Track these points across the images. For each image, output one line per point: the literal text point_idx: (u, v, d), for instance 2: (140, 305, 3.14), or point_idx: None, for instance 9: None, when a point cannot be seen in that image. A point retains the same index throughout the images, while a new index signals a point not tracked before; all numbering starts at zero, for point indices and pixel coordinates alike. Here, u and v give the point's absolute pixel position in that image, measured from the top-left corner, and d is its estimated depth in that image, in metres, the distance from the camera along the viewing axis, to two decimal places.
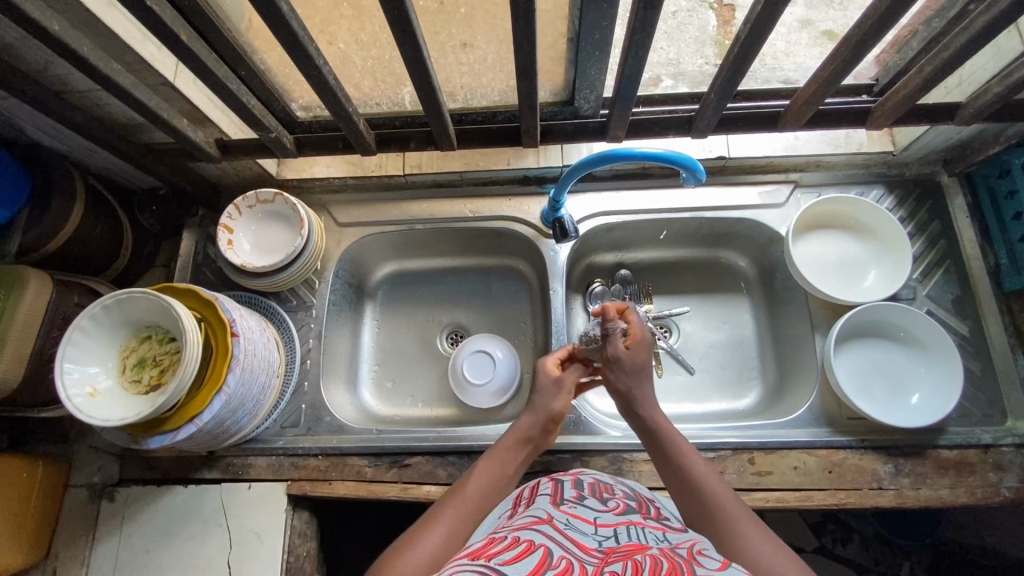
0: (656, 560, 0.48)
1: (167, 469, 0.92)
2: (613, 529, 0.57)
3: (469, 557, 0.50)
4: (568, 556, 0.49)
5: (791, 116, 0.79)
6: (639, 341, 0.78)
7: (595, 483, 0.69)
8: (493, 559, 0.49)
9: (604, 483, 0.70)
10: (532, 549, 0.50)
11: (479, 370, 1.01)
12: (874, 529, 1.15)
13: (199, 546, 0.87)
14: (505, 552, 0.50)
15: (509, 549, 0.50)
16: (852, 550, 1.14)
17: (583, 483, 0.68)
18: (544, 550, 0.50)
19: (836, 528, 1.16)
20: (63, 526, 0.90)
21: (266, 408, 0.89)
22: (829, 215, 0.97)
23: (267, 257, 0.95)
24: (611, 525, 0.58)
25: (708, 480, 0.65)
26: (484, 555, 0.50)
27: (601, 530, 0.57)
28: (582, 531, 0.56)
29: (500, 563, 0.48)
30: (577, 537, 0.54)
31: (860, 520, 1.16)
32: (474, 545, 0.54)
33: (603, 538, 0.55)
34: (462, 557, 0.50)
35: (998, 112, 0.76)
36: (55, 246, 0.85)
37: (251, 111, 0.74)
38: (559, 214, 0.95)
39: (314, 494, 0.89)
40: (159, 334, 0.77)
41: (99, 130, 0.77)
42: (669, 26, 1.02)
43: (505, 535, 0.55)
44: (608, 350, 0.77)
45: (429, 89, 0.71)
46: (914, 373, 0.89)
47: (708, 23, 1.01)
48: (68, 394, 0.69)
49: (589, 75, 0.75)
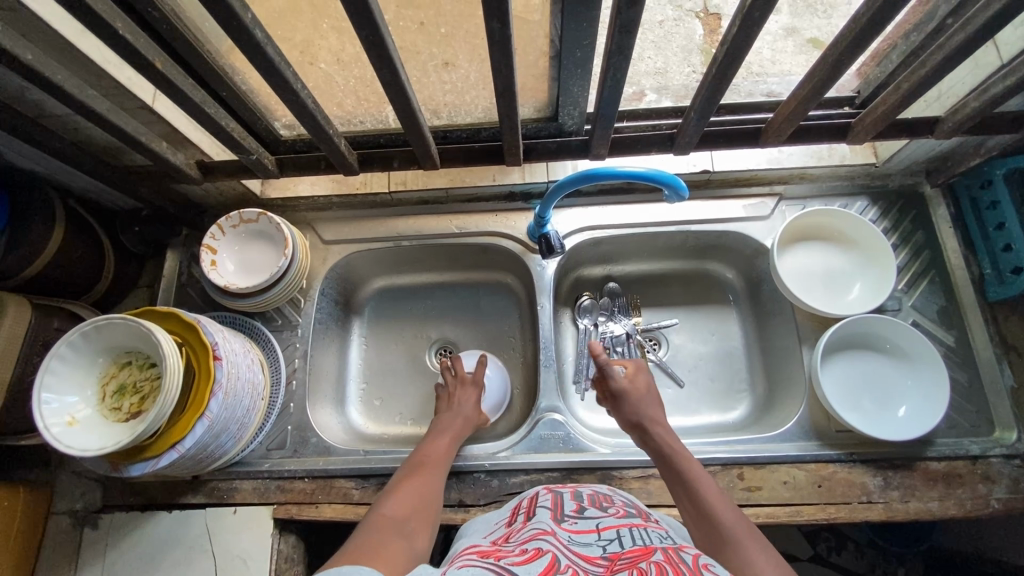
0: (662, 567, 0.48)
1: (153, 494, 0.91)
2: (616, 531, 0.57)
3: (478, 556, 0.52)
4: (575, 564, 0.49)
5: (772, 133, 0.79)
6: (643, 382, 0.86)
7: (595, 493, 0.69)
8: (503, 559, 0.50)
9: (603, 493, 0.69)
10: (541, 553, 0.50)
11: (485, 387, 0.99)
12: (868, 535, 1.16)
13: (184, 573, 0.86)
14: (516, 555, 0.50)
15: (520, 552, 0.51)
16: (847, 558, 1.15)
17: (582, 494, 0.67)
18: (552, 556, 0.50)
19: (830, 535, 1.18)
20: (45, 556, 0.89)
21: (251, 431, 0.88)
22: (814, 226, 0.97)
23: (251, 277, 0.94)
24: (614, 528, 0.58)
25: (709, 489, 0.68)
26: (495, 556, 0.51)
27: (603, 535, 0.57)
28: (586, 541, 0.55)
29: (510, 563, 0.49)
30: (582, 547, 0.53)
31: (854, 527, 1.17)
32: (483, 548, 0.55)
33: (607, 543, 0.54)
34: (473, 556, 0.52)
35: (978, 126, 0.76)
36: (34, 272, 0.84)
37: (231, 134, 0.73)
38: (546, 229, 0.94)
39: (300, 518, 0.88)
40: (140, 359, 0.75)
41: (76, 154, 0.76)
42: (656, 35, 1.03)
43: (512, 545, 0.54)
44: (615, 386, 0.85)
45: (410, 111, 0.71)
46: (902, 384, 0.89)
47: (694, 32, 1.02)
48: (47, 424, 0.68)
49: (571, 92, 0.76)
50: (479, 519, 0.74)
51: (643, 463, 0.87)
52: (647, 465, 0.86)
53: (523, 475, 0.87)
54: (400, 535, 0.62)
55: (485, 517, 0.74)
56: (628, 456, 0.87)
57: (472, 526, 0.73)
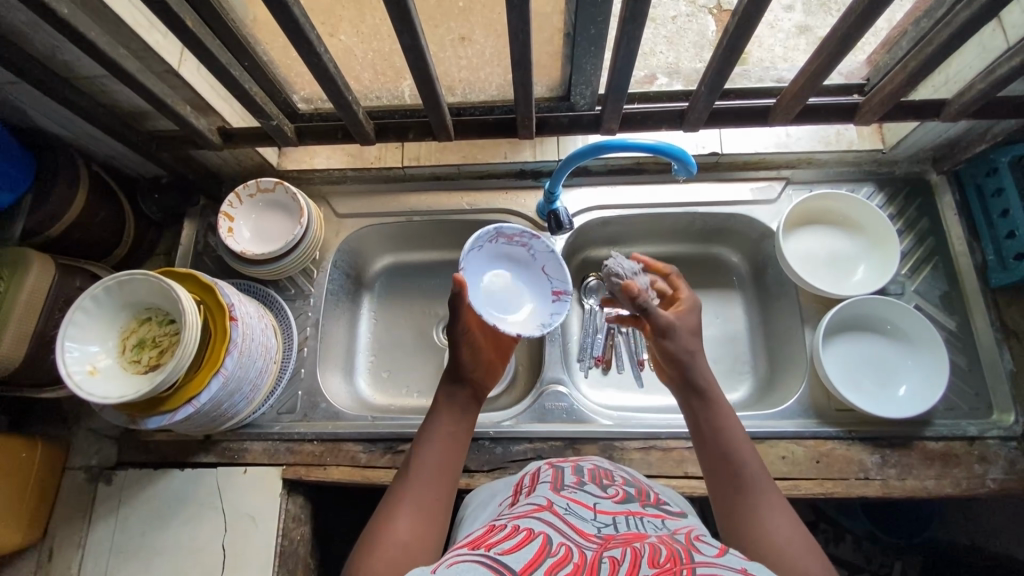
0: (656, 548, 0.48)
1: (165, 453, 0.93)
2: (612, 517, 0.56)
3: (469, 548, 0.49)
4: (567, 543, 0.49)
5: (781, 111, 0.81)
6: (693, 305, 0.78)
7: (595, 470, 0.69)
8: (493, 547, 0.48)
9: (604, 469, 0.70)
10: (532, 537, 0.49)
11: (508, 257, 0.89)
12: (866, 527, 1.18)
13: (195, 529, 0.88)
14: (505, 542, 0.49)
15: (508, 538, 0.50)
16: (843, 549, 1.18)
17: (583, 470, 0.68)
18: (544, 537, 0.49)
19: (828, 527, 1.19)
20: (60, 508, 0.91)
21: (263, 393, 0.91)
22: (820, 210, 0.99)
23: (266, 245, 0.97)
24: (610, 513, 0.57)
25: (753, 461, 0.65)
26: (484, 544, 0.49)
27: (600, 516, 0.56)
28: (582, 517, 0.55)
29: (500, 552, 0.47)
30: (576, 523, 0.53)
31: (853, 520, 1.18)
32: (474, 535, 0.53)
33: (602, 524, 0.54)
34: (462, 549, 0.49)
35: (984, 109, 0.77)
36: (59, 231, 0.86)
37: (253, 97, 0.75)
38: (555, 206, 0.97)
39: (309, 479, 0.90)
40: (159, 316, 0.78)
41: (103, 115, 0.79)
42: (667, 30, 1.03)
43: (505, 524, 0.54)
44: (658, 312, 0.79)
45: (428, 78, 0.73)
46: (902, 364, 0.90)
47: (707, 28, 1.02)
48: (69, 371, 0.70)
49: (584, 71, 0.78)
50: (481, 492, 0.77)
51: (644, 434, 0.88)
52: (647, 436, 0.88)
53: (526, 444, 0.89)
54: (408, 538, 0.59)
55: (494, 485, 0.77)
56: (629, 427, 0.89)
57: (475, 504, 0.74)
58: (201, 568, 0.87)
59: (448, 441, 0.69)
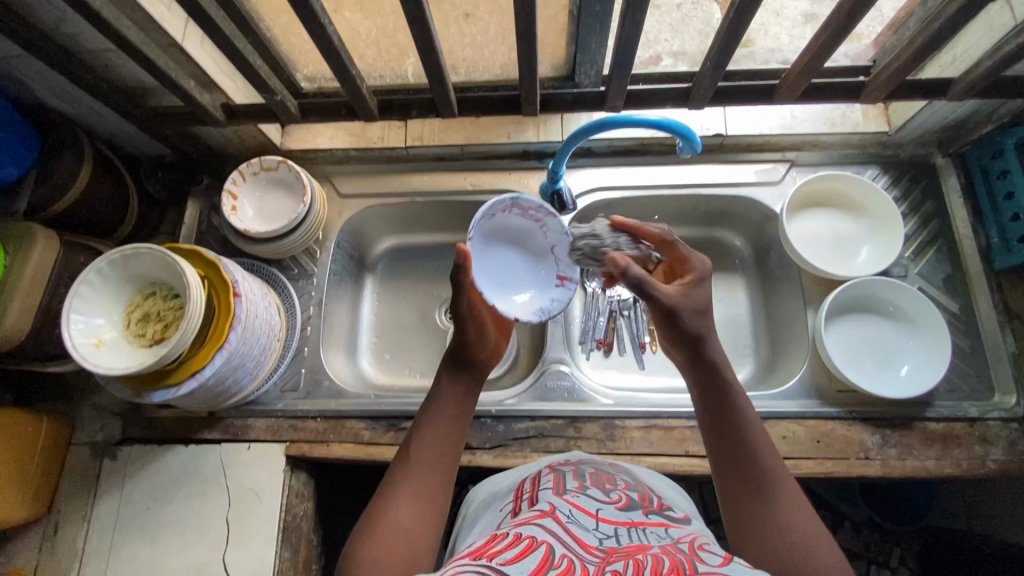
0: (659, 559, 0.49)
1: (170, 429, 0.94)
2: (614, 527, 0.56)
3: (471, 558, 0.48)
4: (570, 555, 0.49)
5: (787, 89, 0.81)
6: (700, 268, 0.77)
7: (597, 473, 0.68)
8: (495, 557, 0.47)
9: (606, 472, 0.69)
10: (534, 546, 0.49)
11: (521, 235, 0.88)
12: (865, 514, 1.18)
13: (199, 504, 0.89)
14: (507, 551, 0.48)
15: (510, 546, 0.49)
16: (842, 536, 1.18)
17: (584, 473, 0.67)
18: (546, 548, 0.49)
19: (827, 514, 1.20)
20: (65, 482, 0.92)
21: (266, 370, 0.91)
22: (823, 192, 0.99)
23: (270, 223, 0.97)
24: (613, 522, 0.56)
25: (770, 456, 0.64)
26: (486, 555, 0.48)
27: (602, 525, 0.55)
28: (584, 526, 0.54)
29: (503, 563, 0.46)
30: (578, 534, 0.53)
31: (852, 506, 1.19)
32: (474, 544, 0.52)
33: (604, 536, 0.53)
34: (463, 558, 0.48)
35: (992, 88, 0.77)
36: (65, 206, 0.86)
37: (257, 71, 0.75)
38: (558, 186, 0.95)
39: (312, 455, 0.90)
40: (163, 291, 0.78)
41: (108, 89, 0.79)
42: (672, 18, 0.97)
43: (506, 531, 0.53)
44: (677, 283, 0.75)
45: (432, 51, 0.73)
46: (904, 345, 0.90)
47: (712, 16, 0.96)
48: (74, 342, 0.71)
49: (589, 49, 0.79)
50: (481, 491, 0.78)
51: (646, 413, 0.89)
52: (648, 415, 0.88)
53: (528, 422, 0.90)
54: (403, 526, 0.59)
55: (494, 483, 0.78)
56: (630, 407, 0.89)
57: (475, 508, 0.74)
58: (205, 543, 0.87)
59: (450, 425, 0.69)
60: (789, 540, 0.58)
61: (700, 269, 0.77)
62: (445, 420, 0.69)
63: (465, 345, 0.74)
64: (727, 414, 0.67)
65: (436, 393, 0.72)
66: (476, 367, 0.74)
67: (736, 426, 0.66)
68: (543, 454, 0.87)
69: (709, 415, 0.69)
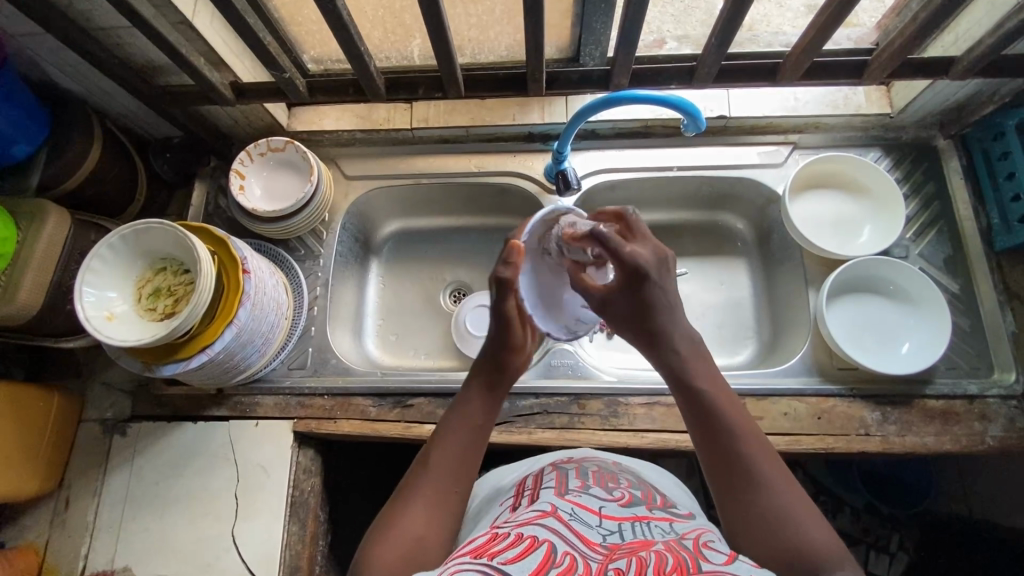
0: (662, 557, 0.48)
1: (179, 406, 0.95)
2: (617, 523, 0.56)
3: (471, 557, 0.47)
4: (572, 552, 0.49)
5: (790, 68, 0.81)
6: (633, 267, 0.60)
7: (599, 472, 0.69)
8: (495, 557, 0.47)
9: (608, 471, 0.70)
10: (536, 545, 0.49)
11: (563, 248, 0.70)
12: (865, 500, 1.20)
13: (208, 479, 0.90)
14: (508, 550, 0.48)
15: (511, 546, 0.49)
16: (842, 521, 1.20)
17: (587, 472, 0.68)
18: (548, 546, 0.49)
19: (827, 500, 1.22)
20: (76, 458, 0.94)
21: (274, 348, 0.92)
22: (826, 174, 0.99)
23: (277, 204, 0.98)
24: (616, 518, 0.57)
25: (754, 442, 0.59)
26: (487, 553, 0.48)
27: (605, 522, 0.56)
28: (586, 523, 0.55)
29: (503, 562, 0.46)
30: (581, 531, 0.53)
31: (853, 493, 1.20)
32: (475, 541, 0.52)
33: (607, 532, 0.54)
34: (464, 556, 0.48)
35: (993, 67, 0.78)
36: (75, 183, 0.87)
37: (267, 47, 0.76)
38: (563, 166, 0.97)
39: (319, 432, 0.92)
40: (174, 266, 0.79)
41: (118, 67, 0.80)
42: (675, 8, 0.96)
43: (509, 530, 0.53)
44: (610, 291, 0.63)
45: (440, 29, 0.74)
46: (903, 323, 0.91)
47: (715, 7, 0.96)
48: (88, 314, 0.72)
49: (594, 29, 0.79)
50: (482, 486, 0.79)
51: (649, 390, 0.90)
52: (651, 392, 0.90)
53: (532, 399, 0.91)
54: (417, 528, 0.57)
55: (497, 478, 0.79)
56: (633, 384, 0.90)
57: (477, 504, 0.75)
58: (214, 518, 0.89)
59: (475, 432, 0.65)
60: (789, 535, 0.54)
61: (632, 269, 0.60)
62: (469, 426, 0.65)
63: (503, 348, 0.68)
64: (703, 407, 0.62)
65: (464, 397, 0.68)
66: (508, 372, 0.69)
67: (715, 419, 0.61)
68: (547, 430, 0.89)
69: (686, 412, 0.63)
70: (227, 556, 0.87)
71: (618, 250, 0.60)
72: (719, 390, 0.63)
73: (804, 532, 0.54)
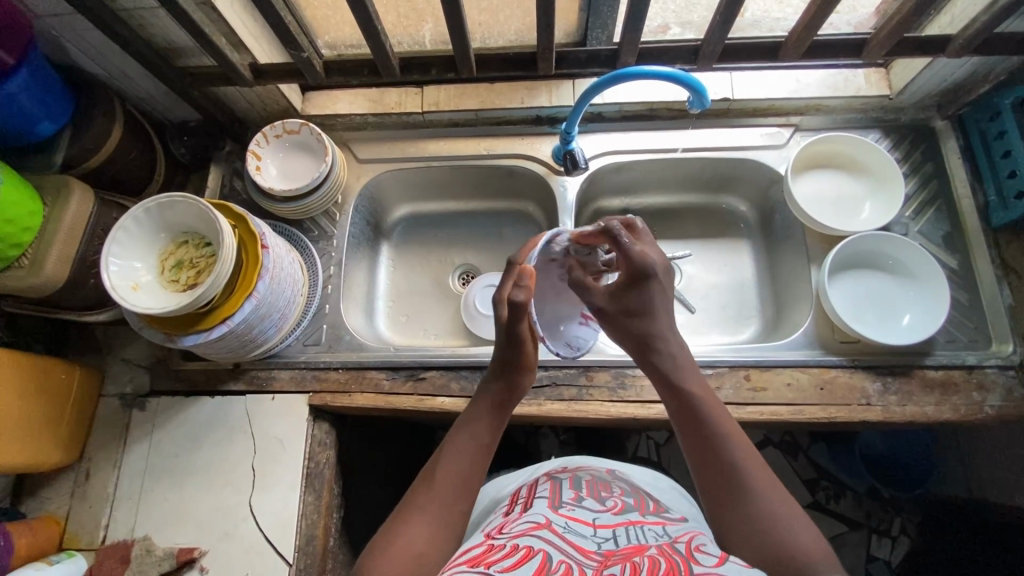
0: (654, 561, 0.50)
1: (196, 381, 0.97)
2: (612, 530, 0.58)
3: (468, 564, 0.51)
4: (568, 560, 0.51)
5: (792, 45, 0.84)
6: (641, 266, 0.66)
7: (593, 481, 0.71)
8: (492, 566, 0.50)
9: (602, 480, 0.71)
10: (531, 555, 0.51)
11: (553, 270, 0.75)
12: (867, 485, 1.22)
13: (226, 450, 0.93)
14: (505, 559, 0.51)
15: (508, 555, 0.52)
16: (844, 505, 1.23)
17: (581, 483, 0.69)
18: (543, 555, 0.51)
19: (829, 484, 1.25)
20: (96, 433, 0.96)
21: (290, 323, 0.95)
22: (825, 154, 1.02)
23: (292, 184, 1.01)
24: (610, 526, 0.59)
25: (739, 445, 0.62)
26: (483, 563, 0.51)
27: (599, 531, 0.58)
28: (582, 534, 0.57)
29: (501, 570, 0.49)
30: (575, 540, 0.55)
31: (855, 478, 1.23)
32: (472, 551, 0.55)
33: (602, 540, 0.56)
34: (461, 565, 0.51)
35: (987, 44, 0.81)
36: (95, 162, 0.89)
37: (287, 26, 0.79)
38: (570, 147, 1.00)
39: (334, 405, 0.94)
40: (195, 239, 0.81)
41: (142, 46, 0.82)
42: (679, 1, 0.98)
43: (504, 542, 0.55)
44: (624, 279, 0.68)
45: (455, 10, 0.77)
46: (904, 296, 0.94)
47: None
48: (113, 282, 0.75)
49: (601, 13, 0.83)
50: (483, 497, 0.81)
51: None
52: None
53: (541, 371, 0.93)
54: (421, 544, 0.58)
55: (498, 487, 0.81)
56: None
57: (479, 514, 0.77)
58: (232, 488, 0.91)
59: (478, 452, 0.66)
60: (774, 533, 0.56)
61: (640, 268, 0.66)
62: (475, 443, 0.67)
63: (513, 366, 0.70)
64: (693, 412, 0.64)
65: (473, 415, 0.70)
66: (517, 389, 0.72)
67: (704, 422, 0.63)
68: (556, 401, 0.91)
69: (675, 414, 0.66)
70: (246, 525, 0.89)
71: (626, 246, 0.66)
72: (707, 395, 0.66)
73: (788, 530, 0.56)
